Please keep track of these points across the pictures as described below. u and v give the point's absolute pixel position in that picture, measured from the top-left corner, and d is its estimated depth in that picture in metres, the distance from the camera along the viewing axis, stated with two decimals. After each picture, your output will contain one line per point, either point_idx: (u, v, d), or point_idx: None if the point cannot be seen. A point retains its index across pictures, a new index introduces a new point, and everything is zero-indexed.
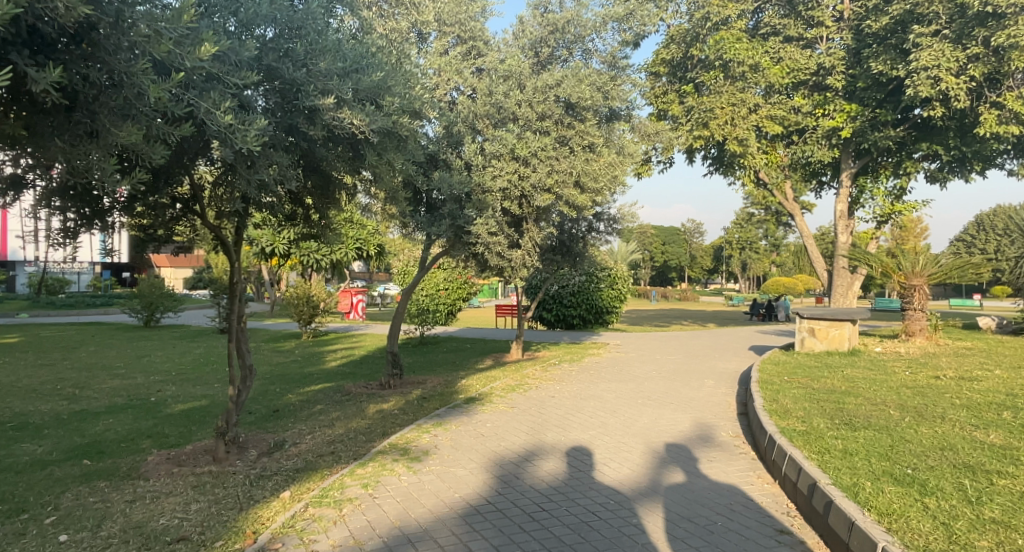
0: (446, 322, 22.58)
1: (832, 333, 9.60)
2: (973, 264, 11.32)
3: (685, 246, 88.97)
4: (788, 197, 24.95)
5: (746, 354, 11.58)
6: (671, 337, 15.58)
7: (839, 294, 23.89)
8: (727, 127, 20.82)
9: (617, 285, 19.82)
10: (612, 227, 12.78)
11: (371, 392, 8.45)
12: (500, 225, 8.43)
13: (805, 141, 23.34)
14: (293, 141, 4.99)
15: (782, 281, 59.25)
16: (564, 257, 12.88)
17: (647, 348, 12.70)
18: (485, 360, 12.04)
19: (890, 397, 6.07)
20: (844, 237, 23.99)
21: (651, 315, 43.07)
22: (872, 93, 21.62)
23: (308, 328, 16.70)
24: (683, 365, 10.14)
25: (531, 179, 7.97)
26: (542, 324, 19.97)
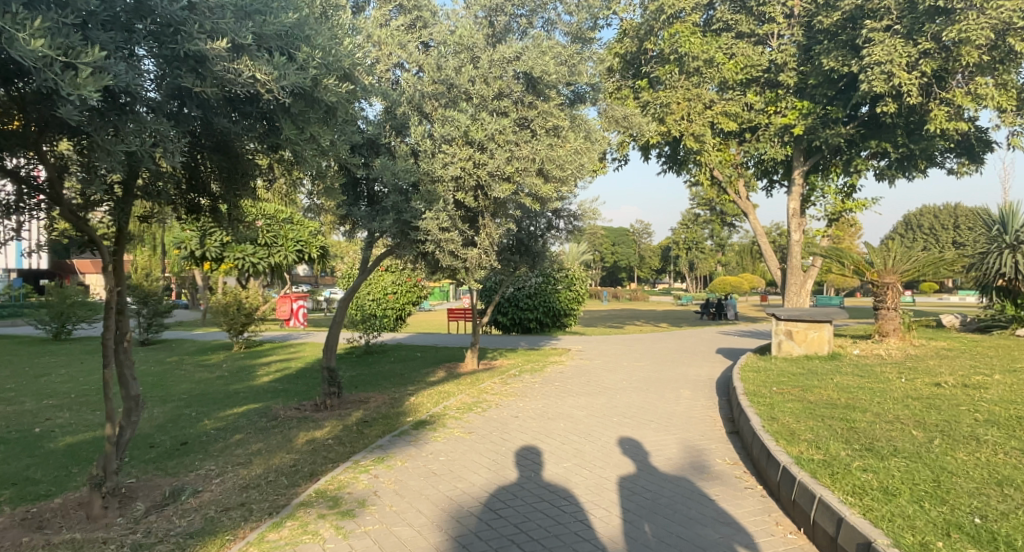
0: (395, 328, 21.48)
1: (811, 335, 8.91)
2: (944, 261, 10.89)
3: (634, 247, 89.57)
4: (742, 195, 24.60)
5: (716, 358, 10.86)
6: (633, 341, 14.83)
7: (794, 293, 23.64)
8: (684, 123, 20.44)
9: (575, 286, 19.00)
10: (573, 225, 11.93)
11: (302, 415, 7.25)
12: (453, 220, 7.37)
13: (758, 139, 23.12)
14: (181, 104, 3.90)
15: (729, 280, 59.90)
16: (523, 257, 11.94)
17: (612, 354, 11.87)
18: (437, 372, 10.93)
19: (902, 411, 5.31)
20: (798, 235, 23.82)
21: (604, 316, 42.60)
22: (823, 91, 21.51)
23: (239, 338, 15.22)
24: (655, 374, 9.31)
25: (488, 167, 6.96)
26: (497, 328, 19.01)
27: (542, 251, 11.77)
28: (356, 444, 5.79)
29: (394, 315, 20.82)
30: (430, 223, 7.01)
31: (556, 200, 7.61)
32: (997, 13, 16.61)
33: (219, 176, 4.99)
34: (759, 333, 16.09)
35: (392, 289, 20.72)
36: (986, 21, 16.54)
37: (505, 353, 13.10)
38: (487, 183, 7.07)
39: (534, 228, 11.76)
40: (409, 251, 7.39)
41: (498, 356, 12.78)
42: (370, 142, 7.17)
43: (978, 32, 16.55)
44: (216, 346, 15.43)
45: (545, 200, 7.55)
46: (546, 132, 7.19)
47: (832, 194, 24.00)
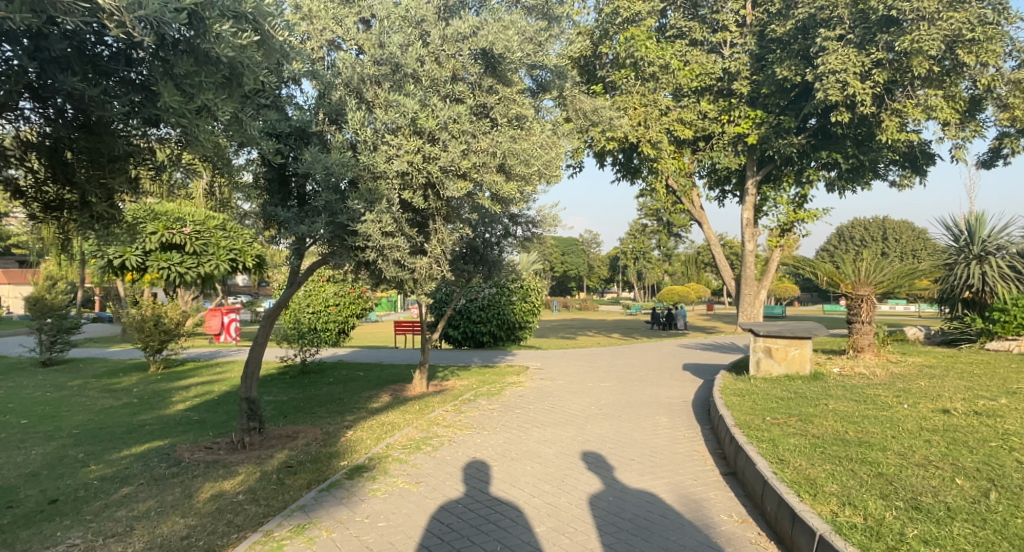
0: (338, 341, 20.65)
1: (792, 353, 8.21)
2: (918, 271, 10.44)
3: (584, 256, 89.72)
4: (697, 204, 24.47)
5: (685, 376, 10.12)
6: (593, 356, 13.96)
7: (748, 303, 23.24)
8: (641, 129, 19.86)
9: (531, 297, 17.98)
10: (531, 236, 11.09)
11: (213, 459, 6.02)
12: (399, 223, 6.29)
13: (712, 147, 22.69)
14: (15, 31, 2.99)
15: (676, 290, 60.11)
16: (477, 267, 11.00)
17: (573, 372, 10.94)
18: (380, 396, 9.75)
19: (928, 449, 4.54)
20: (750, 245, 23.56)
21: (554, 326, 41.72)
22: (776, 101, 21.27)
23: (156, 357, 13.61)
24: (624, 396, 8.43)
25: (440, 161, 5.94)
26: (448, 343, 17.99)
27: (499, 262, 10.82)
28: (274, 502, 4.66)
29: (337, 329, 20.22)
30: (370, 222, 5.88)
31: (518, 201, 6.67)
32: (947, 24, 16.53)
33: (85, 158, 3.86)
34: (720, 347, 15.48)
35: (335, 301, 19.56)
36: (938, 31, 16.43)
37: (456, 372, 12.00)
38: (440, 180, 6.04)
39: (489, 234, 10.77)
40: (348, 260, 6.20)
41: (448, 375, 11.66)
42: (297, 133, 6.03)
43: (931, 42, 16.41)
44: (130, 367, 13.78)
45: (506, 201, 6.61)
46: (507, 123, 6.32)
47: (784, 205, 23.76)
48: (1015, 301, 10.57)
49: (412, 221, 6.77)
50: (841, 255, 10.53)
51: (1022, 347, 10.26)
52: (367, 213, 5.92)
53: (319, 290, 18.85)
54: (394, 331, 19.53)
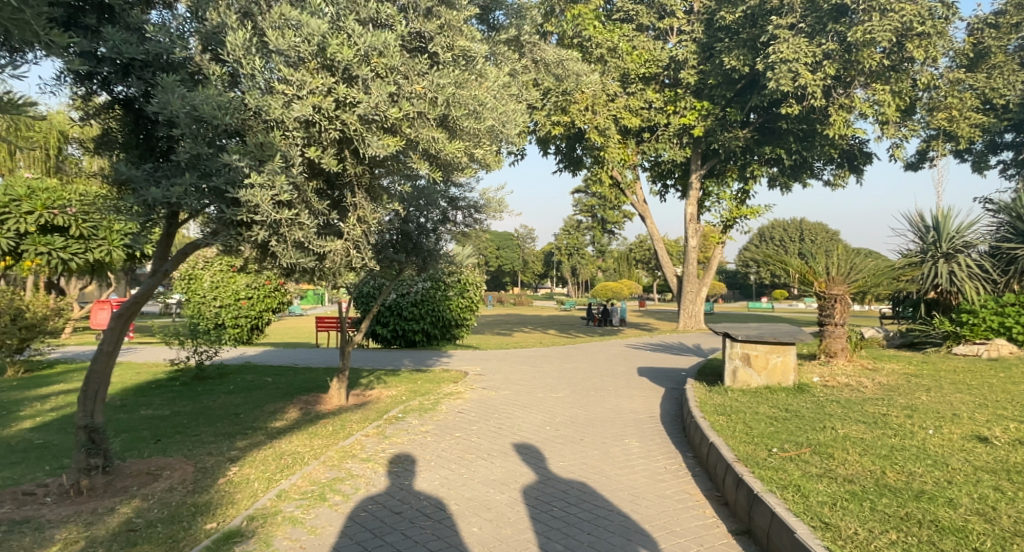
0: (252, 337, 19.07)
1: (773, 362, 7.09)
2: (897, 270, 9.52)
3: (518, 252, 89.03)
4: (639, 197, 23.64)
5: (646, 385, 8.96)
6: (538, 358, 12.62)
7: (689, 300, 22.43)
8: (588, 114, 18.56)
9: (469, 292, 16.50)
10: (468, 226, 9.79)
11: (24, 518, 4.28)
12: (303, 192, 4.67)
13: (657, 139, 21.76)
14: None
15: (610, 285, 59.88)
16: (409, 255, 9.29)
17: (518, 378, 9.56)
18: (286, 411, 8.04)
19: (1015, 505, 3.38)
20: (693, 241, 22.86)
21: (488, 322, 40.26)
22: (722, 92, 20.37)
23: (15, 359, 11.34)
24: (581, 415, 7.09)
25: (359, 107, 4.41)
26: (376, 342, 16.32)
27: (436, 252, 9.12)
28: None
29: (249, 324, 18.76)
30: (256, 182, 4.18)
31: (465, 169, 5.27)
32: (898, 15, 16.10)
33: None
34: (671, 348, 14.48)
35: (247, 294, 18.13)
36: (890, 23, 15.99)
37: (382, 379, 10.39)
38: (355, 133, 4.49)
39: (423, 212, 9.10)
40: (227, 240, 4.49)
41: (373, 383, 10.03)
42: (155, 61, 4.36)
43: (883, 34, 15.98)
44: None
45: (448, 168, 5.18)
46: (453, 61, 5.02)
47: (727, 200, 22.93)
48: (984, 302, 9.89)
49: (321, 190, 5.15)
50: (814, 252, 9.50)
51: (991, 352, 9.46)
52: (249, 169, 4.22)
53: (228, 281, 17.50)
54: (315, 328, 17.61)
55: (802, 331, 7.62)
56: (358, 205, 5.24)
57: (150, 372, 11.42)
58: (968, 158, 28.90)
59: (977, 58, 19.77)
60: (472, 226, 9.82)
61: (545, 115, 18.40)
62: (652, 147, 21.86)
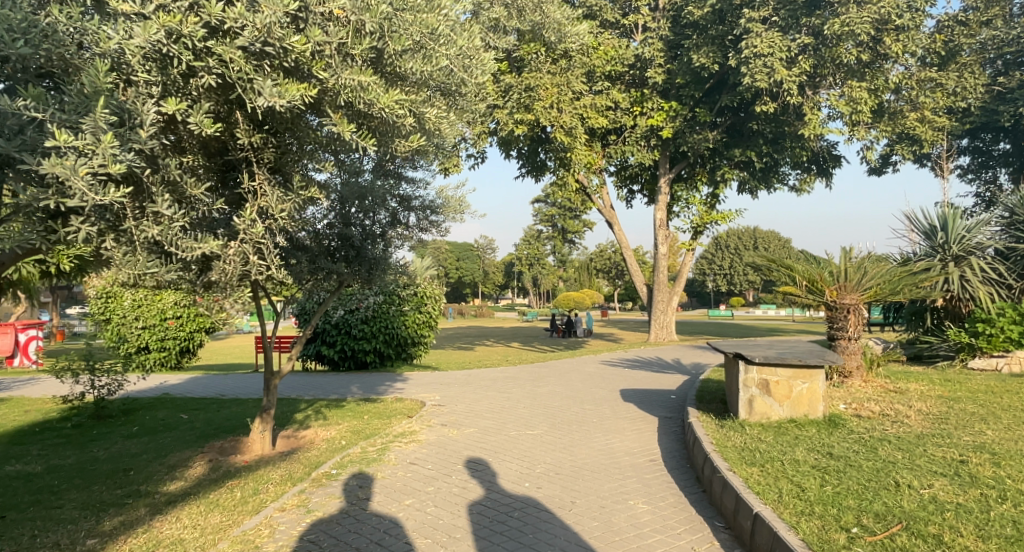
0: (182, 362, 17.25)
1: (797, 390, 5.79)
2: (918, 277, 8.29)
3: (478, 263, 87.55)
4: (606, 203, 22.47)
5: (635, 417, 7.58)
6: (504, 381, 11.16)
7: (660, 311, 21.23)
8: (554, 112, 17.10)
9: (427, 307, 14.87)
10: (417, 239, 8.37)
11: None
12: (160, 162, 3.70)
13: (623, 141, 20.56)
14: None
15: (572, 296, 58.59)
16: (345, 269, 7.52)
17: (484, 410, 8.10)
18: (190, 466, 6.41)
19: None
20: (662, 248, 21.65)
21: (448, 336, 38.46)
22: (691, 91, 19.32)
23: None
24: (565, 466, 5.67)
25: (240, 35, 3.96)
26: (323, 363, 14.60)
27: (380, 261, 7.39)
28: None
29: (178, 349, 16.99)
30: (63, 144, 3.04)
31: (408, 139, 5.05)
32: (877, 7, 15.29)
33: None
34: (651, 364, 13.18)
35: (174, 313, 16.45)
36: (868, 14, 15.16)
37: (321, 415, 8.78)
38: (241, 77, 4.02)
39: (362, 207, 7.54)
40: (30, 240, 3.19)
41: (310, 420, 8.43)
42: None
43: (862, 26, 15.14)
44: None
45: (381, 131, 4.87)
46: None
47: (697, 204, 21.67)
48: (1001, 310, 8.77)
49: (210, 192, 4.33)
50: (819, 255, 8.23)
51: (1012, 366, 8.58)
52: (59, 125, 3.17)
53: (152, 299, 16.08)
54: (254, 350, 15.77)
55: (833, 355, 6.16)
56: (257, 187, 4.39)
57: (40, 412, 9.49)
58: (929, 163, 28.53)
59: (948, 57, 19.16)
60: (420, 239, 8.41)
61: (506, 114, 17.02)
62: (619, 149, 20.64)
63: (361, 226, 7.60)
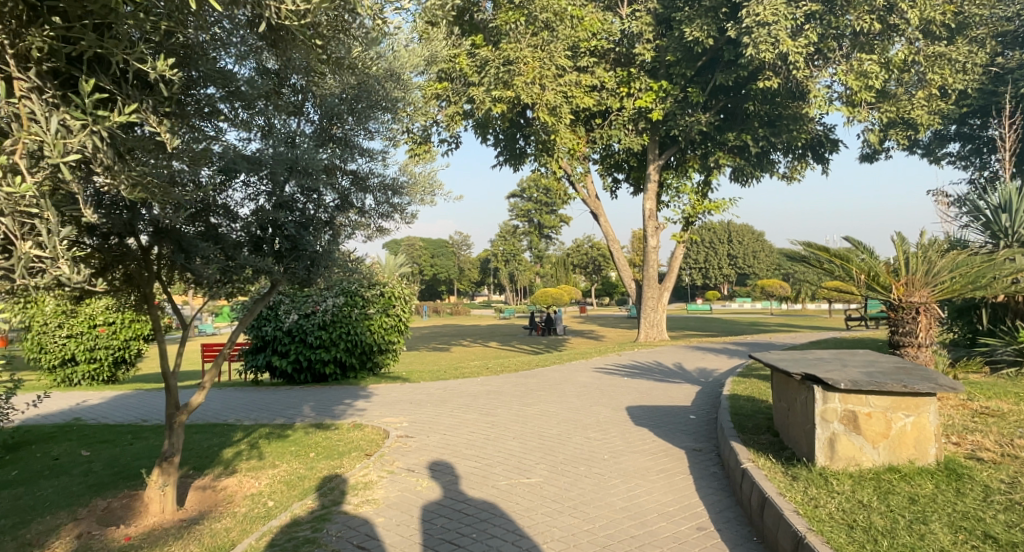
0: (119, 374, 15.95)
1: (899, 426, 4.19)
2: (1007, 268, 6.61)
3: (454, 259, 85.73)
4: (591, 192, 20.81)
5: (657, 454, 5.93)
6: (485, 397, 9.46)
7: (651, 308, 19.49)
8: (536, 89, 15.30)
9: (395, 309, 13.11)
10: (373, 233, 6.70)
11: None
12: None
13: (609, 125, 18.75)
14: None
15: (550, 291, 56.58)
16: (282, 278, 5.71)
17: (463, 446, 6.40)
18: (51, 545, 4.59)
19: None
20: (653, 242, 19.47)
21: (422, 336, 36.54)
22: (682, 69, 17.56)
23: None
24: (583, 545, 3.99)
25: None
26: (277, 376, 12.81)
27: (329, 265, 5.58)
28: None
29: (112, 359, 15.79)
30: None
31: None
32: None
33: None
34: (650, 371, 11.58)
35: (105, 320, 15.37)
36: None
37: (258, 451, 7.00)
38: None
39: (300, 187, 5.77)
40: None
41: (241, 459, 6.65)
42: None
43: None
44: None
45: None
46: None
47: (688, 193, 19.42)
48: None
49: None
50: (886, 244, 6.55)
51: None
52: None
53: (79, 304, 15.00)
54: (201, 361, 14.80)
55: (946, 376, 4.29)
56: (21, 106, 3.21)
57: None
58: (920, 152, 27.27)
59: (957, 31, 17.73)
60: (379, 236, 6.74)
61: (482, 91, 15.25)
62: (604, 134, 18.82)
63: (301, 217, 5.83)
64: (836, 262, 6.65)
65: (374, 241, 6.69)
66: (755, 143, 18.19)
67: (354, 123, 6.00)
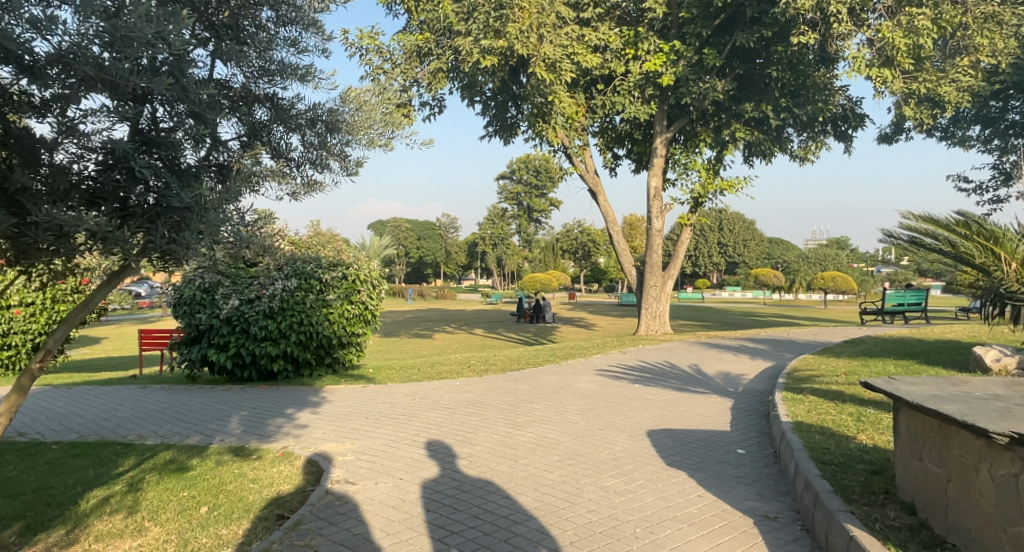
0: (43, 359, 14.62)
1: None
2: None
3: (441, 242, 83.60)
4: (590, 168, 18.55)
5: (713, 527, 3.98)
6: (462, 412, 7.42)
7: (653, 298, 17.40)
8: (531, 40, 13.12)
9: (359, 295, 11.05)
10: (298, 192, 4.55)
11: None
12: None
13: (613, 92, 16.48)
14: None
15: (538, 277, 53.99)
16: (138, 255, 3.55)
17: (423, 510, 4.39)
18: None
19: None
20: (658, 224, 17.17)
21: (404, 321, 34.57)
22: (697, 28, 15.25)
23: None
24: None
25: None
26: (217, 371, 10.84)
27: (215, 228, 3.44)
28: None
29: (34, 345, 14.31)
30: None
31: None
32: None
33: None
34: (665, 374, 9.59)
35: (20, 301, 13.75)
36: None
37: (135, 498, 4.96)
38: None
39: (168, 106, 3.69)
40: None
41: (101, 516, 4.61)
42: None
43: None
44: None
45: None
46: None
47: (697, 169, 16.82)
48: None
49: None
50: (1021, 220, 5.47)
51: None
52: None
53: None
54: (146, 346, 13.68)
55: None
56: None
57: None
58: (941, 135, 25.27)
59: None
60: (306, 196, 4.60)
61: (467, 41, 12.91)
62: (608, 102, 16.56)
63: (169, 156, 3.71)
64: (975, 243, 5.27)
65: (298, 201, 4.55)
66: (776, 115, 16.01)
67: (260, 13, 4.21)
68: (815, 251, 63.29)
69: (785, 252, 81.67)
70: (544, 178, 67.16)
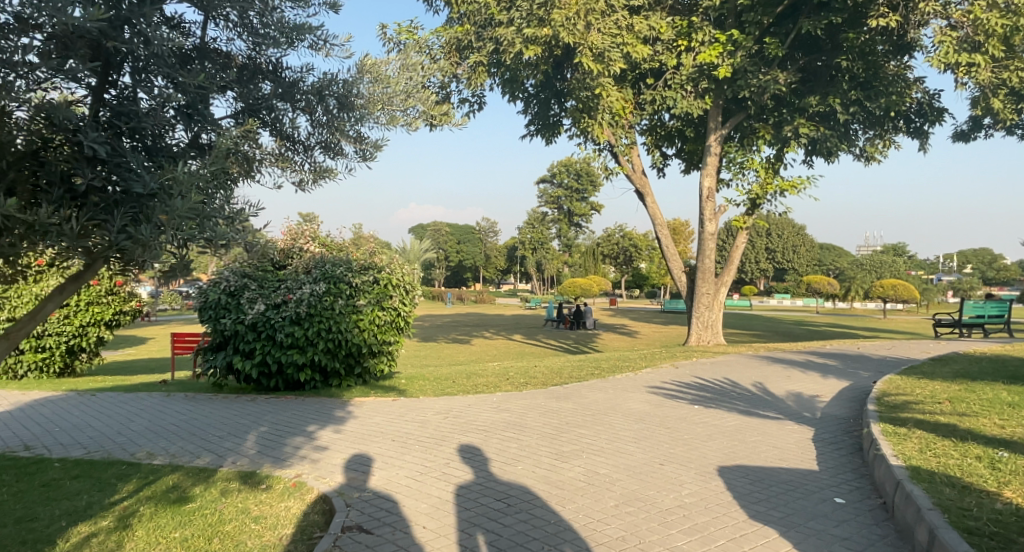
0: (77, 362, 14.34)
1: None
2: None
3: (480, 246, 83.24)
4: (638, 167, 17.51)
5: None
6: (499, 436, 6.57)
7: (705, 306, 16.25)
8: (579, 29, 12.25)
9: (391, 300, 10.37)
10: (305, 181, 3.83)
11: None
12: None
13: (664, 86, 15.46)
14: None
15: (579, 281, 52.82)
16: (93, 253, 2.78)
17: None
18: None
19: None
20: (712, 227, 16.04)
21: (442, 325, 34.03)
22: (758, 15, 14.13)
23: None
24: None
25: None
26: (242, 379, 10.26)
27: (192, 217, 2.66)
28: None
29: (68, 347, 14.03)
30: None
31: None
32: None
33: None
34: (726, 394, 8.57)
35: (54, 302, 13.48)
36: None
37: (119, 539, 4.24)
38: None
39: (140, 74, 3.04)
40: None
41: None
42: None
43: None
44: None
45: None
46: None
47: (756, 168, 15.66)
48: None
49: None
50: None
51: None
52: None
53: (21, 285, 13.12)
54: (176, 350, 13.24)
55: None
56: None
57: None
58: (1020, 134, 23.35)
59: None
60: (316, 186, 3.86)
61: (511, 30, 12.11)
62: (658, 97, 15.55)
63: (144, 135, 3.04)
64: None
65: (307, 191, 3.81)
66: (844, 109, 14.71)
67: None
68: (870, 258, 60.41)
69: (836, 259, 78.56)
70: (586, 181, 66.36)
